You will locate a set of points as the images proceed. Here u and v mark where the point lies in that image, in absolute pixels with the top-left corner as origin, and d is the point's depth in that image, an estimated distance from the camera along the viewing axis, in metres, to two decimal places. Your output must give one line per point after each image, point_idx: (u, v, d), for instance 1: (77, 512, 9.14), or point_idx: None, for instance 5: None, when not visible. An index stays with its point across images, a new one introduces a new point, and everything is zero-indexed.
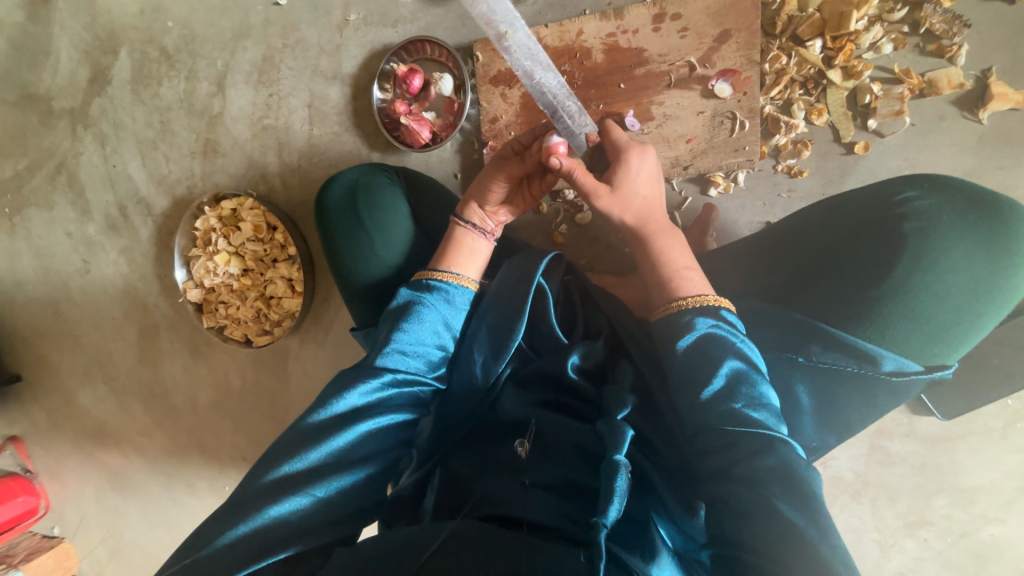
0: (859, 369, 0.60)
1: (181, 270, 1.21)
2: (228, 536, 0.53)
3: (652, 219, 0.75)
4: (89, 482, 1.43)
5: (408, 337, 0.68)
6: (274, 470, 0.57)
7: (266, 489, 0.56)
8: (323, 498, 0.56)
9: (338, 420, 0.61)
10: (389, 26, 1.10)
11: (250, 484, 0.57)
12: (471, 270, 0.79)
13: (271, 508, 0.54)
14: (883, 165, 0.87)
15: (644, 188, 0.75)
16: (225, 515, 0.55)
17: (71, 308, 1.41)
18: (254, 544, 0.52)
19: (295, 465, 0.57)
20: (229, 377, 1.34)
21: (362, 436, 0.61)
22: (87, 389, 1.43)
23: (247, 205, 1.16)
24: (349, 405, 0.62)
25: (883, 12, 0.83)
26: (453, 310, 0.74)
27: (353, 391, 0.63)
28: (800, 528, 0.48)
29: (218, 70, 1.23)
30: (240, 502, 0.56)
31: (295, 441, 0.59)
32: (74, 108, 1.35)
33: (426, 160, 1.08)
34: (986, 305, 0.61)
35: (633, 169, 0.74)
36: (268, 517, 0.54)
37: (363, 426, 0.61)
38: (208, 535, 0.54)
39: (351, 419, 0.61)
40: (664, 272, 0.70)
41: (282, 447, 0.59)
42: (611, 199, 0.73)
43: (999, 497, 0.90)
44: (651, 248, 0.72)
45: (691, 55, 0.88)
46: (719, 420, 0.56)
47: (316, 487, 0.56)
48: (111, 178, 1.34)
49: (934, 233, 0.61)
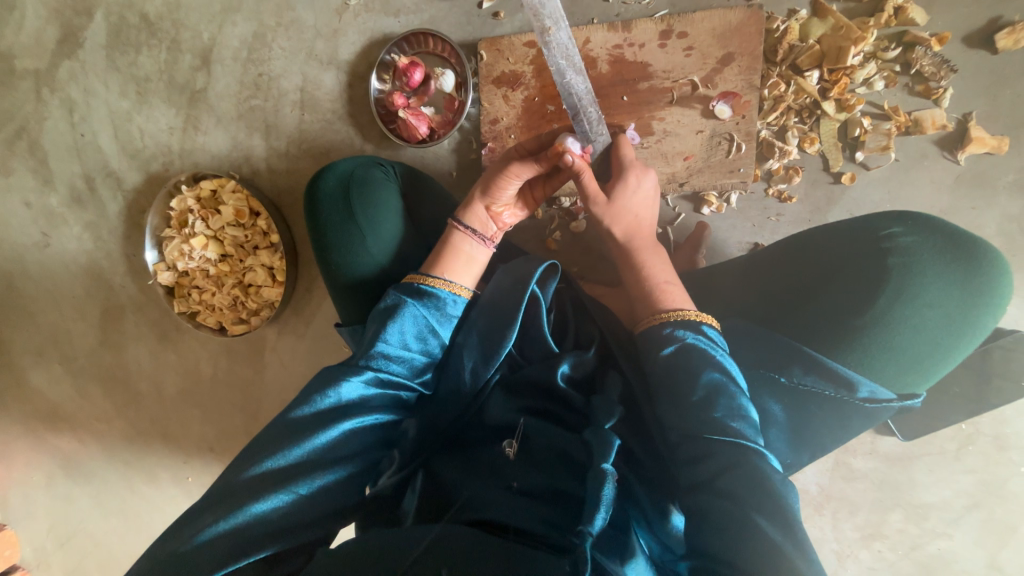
0: (836, 394, 0.62)
1: (153, 251, 1.15)
2: (209, 532, 0.51)
3: (640, 236, 0.78)
4: (38, 468, 1.35)
5: (399, 337, 0.67)
6: (255, 466, 0.55)
7: (245, 486, 0.54)
8: (305, 496, 0.55)
9: (323, 416, 0.59)
10: (390, 15, 1.07)
11: (229, 480, 0.55)
12: (466, 278, 0.76)
13: (251, 505, 0.53)
14: (866, 196, 0.91)
15: (639, 208, 0.79)
16: (205, 509, 0.53)
17: (27, 284, 1.32)
18: (233, 541, 0.51)
19: (277, 461, 0.55)
20: (200, 365, 1.28)
21: (348, 433, 0.60)
22: (40, 370, 1.34)
23: (228, 188, 1.11)
24: (334, 400, 0.61)
25: (878, 50, 0.86)
26: (442, 317, 0.71)
27: (337, 388, 0.61)
28: (778, 544, 0.49)
29: (204, 43, 1.17)
30: (218, 499, 0.53)
31: (277, 436, 0.57)
32: (40, 69, 1.25)
33: (422, 156, 1.05)
34: (957, 338, 0.65)
35: (632, 187, 0.79)
36: (248, 515, 0.52)
37: (348, 423, 0.60)
38: (187, 530, 0.52)
39: (335, 416, 0.60)
40: (647, 285, 0.72)
41: (264, 441, 0.57)
42: (606, 209, 0.77)
43: (948, 513, 0.97)
44: (634, 262, 0.75)
45: (695, 74, 0.89)
46: (703, 428, 0.57)
47: (299, 484, 0.55)
48: (78, 148, 1.26)
49: (916, 269, 0.64)
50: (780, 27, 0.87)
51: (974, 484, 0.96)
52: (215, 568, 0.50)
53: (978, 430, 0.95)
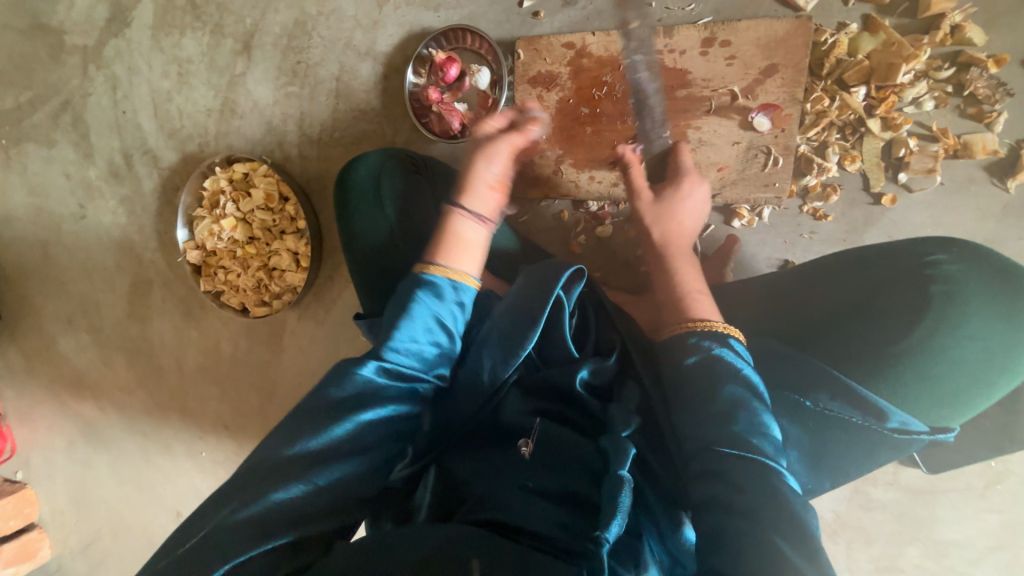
0: (864, 421, 0.61)
1: (184, 230, 1.18)
2: (231, 517, 0.52)
3: (678, 242, 0.78)
4: (61, 432, 1.40)
5: (413, 329, 0.65)
6: (276, 454, 0.55)
7: (267, 474, 0.54)
8: (323, 486, 0.55)
9: (341, 407, 0.58)
10: (430, 10, 1.07)
11: (252, 465, 0.55)
12: (465, 264, 0.74)
13: (272, 493, 0.53)
14: (906, 220, 0.88)
15: (688, 214, 0.81)
16: (231, 492, 0.54)
17: (62, 253, 1.36)
18: (252, 530, 0.51)
19: (296, 450, 0.55)
20: (221, 344, 1.31)
21: (364, 425, 0.58)
22: (69, 337, 1.39)
23: (260, 172, 1.13)
24: (352, 391, 0.59)
25: (930, 69, 0.83)
26: (445, 306, 0.69)
27: (352, 378, 0.59)
28: (794, 565, 0.48)
29: (246, 29, 1.19)
30: (241, 483, 0.54)
31: (297, 426, 0.57)
32: (88, 46, 1.29)
33: (452, 151, 1.06)
34: (997, 373, 0.62)
35: (684, 192, 0.81)
36: (268, 502, 0.53)
37: (364, 415, 0.58)
38: (215, 513, 0.53)
39: (352, 407, 0.58)
40: (677, 292, 0.71)
41: (283, 429, 0.57)
42: (649, 205, 0.81)
43: (968, 552, 0.94)
44: (668, 266, 0.75)
45: (735, 84, 0.87)
46: (715, 440, 0.57)
47: (317, 475, 0.54)
48: (119, 125, 1.29)
49: (958, 299, 0.62)
50: (828, 40, 0.85)
51: (999, 525, 0.92)
52: (235, 554, 0.50)
53: (1009, 470, 0.91)
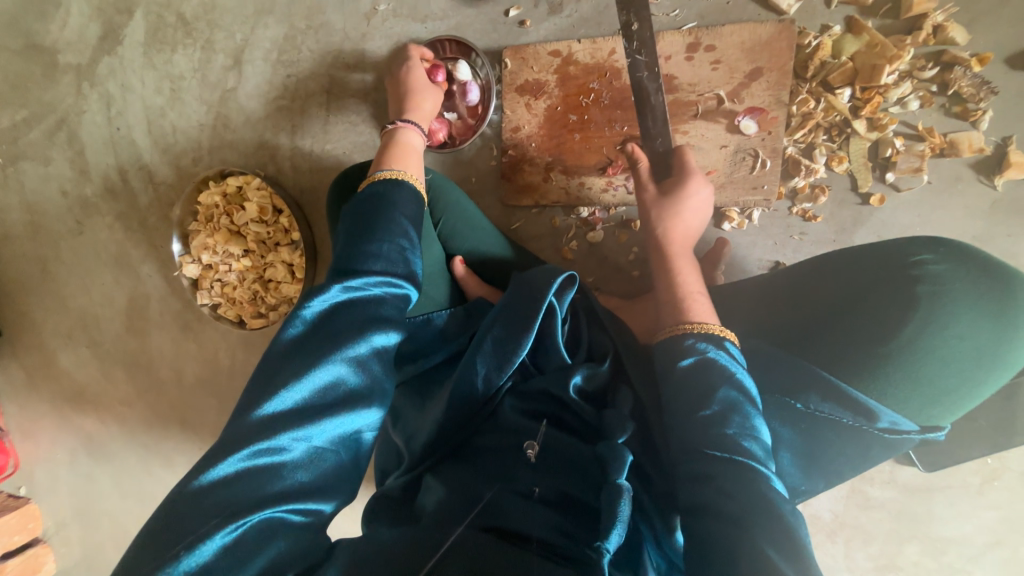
0: (854, 422, 0.61)
1: (179, 244, 1.19)
2: (221, 474, 0.46)
3: (675, 241, 0.77)
4: (62, 446, 1.40)
5: (371, 247, 0.61)
6: (265, 401, 0.49)
7: (255, 424, 0.48)
8: (319, 433, 0.50)
9: (332, 341, 0.52)
10: (418, 21, 1.08)
11: (238, 418, 0.49)
12: (406, 162, 0.78)
13: (254, 447, 0.47)
14: (895, 219, 0.88)
15: (691, 214, 0.78)
16: (205, 464, 0.47)
17: (60, 269, 1.37)
18: (248, 485, 0.46)
19: (287, 393, 0.50)
20: (219, 355, 1.32)
21: (359, 358, 0.53)
22: (68, 352, 1.39)
23: (253, 185, 1.14)
24: (344, 325, 0.54)
25: (914, 68, 0.83)
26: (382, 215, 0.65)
27: (314, 316, 0.54)
28: (783, 573, 0.47)
29: (236, 44, 1.20)
30: (228, 439, 0.48)
31: (285, 367, 0.51)
32: (81, 64, 1.30)
33: (442, 161, 1.06)
34: (987, 371, 0.63)
35: (690, 190, 0.78)
36: (261, 453, 0.47)
37: (357, 345, 0.53)
38: (185, 496, 0.45)
39: (325, 346, 0.52)
40: (677, 293, 0.71)
41: (270, 371, 0.51)
42: (653, 200, 0.80)
43: (967, 549, 0.93)
44: (670, 267, 0.75)
45: (721, 89, 0.88)
46: (707, 443, 0.57)
47: (311, 417, 0.49)
48: (113, 141, 1.31)
49: (945, 298, 0.62)
50: (812, 42, 0.85)
51: (997, 521, 0.92)
52: (231, 511, 0.45)
53: (1005, 466, 0.91)
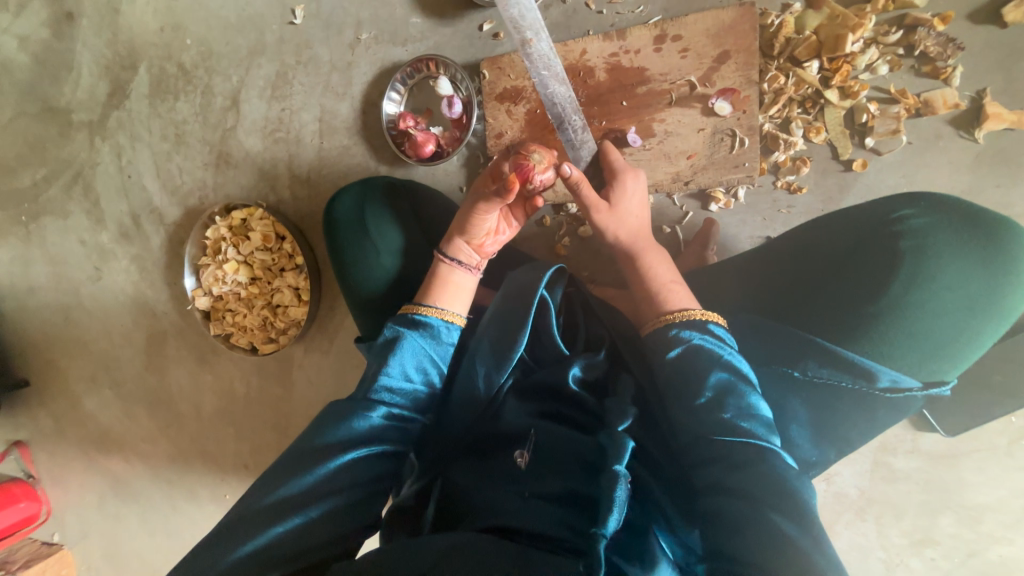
0: (855, 385, 0.60)
1: (191, 278, 1.24)
2: (232, 556, 0.53)
3: (641, 238, 0.78)
4: (91, 488, 1.44)
5: (400, 376, 0.68)
6: (272, 491, 0.57)
7: (262, 512, 0.56)
8: (318, 519, 0.56)
9: (335, 446, 0.60)
10: (398, 45, 1.14)
11: (249, 505, 0.57)
12: (456, 305, 0.77)
13: (272, 528, 0.54)
14: (880, 182, 0.89)
15: (635, 211, 0.79)
16: (224, 536, 0.54)
17: (82, 315, 1.43)
18: (254, 562, 0.53)
19: (292, 486, 0.57)
20: (235, 385, 1.35)
21: (359, 460, 0.60)
22: (93, 395, 1.44)
23: (257, 215, 1.19)
24: (346, 430, 0.61)
25: (878, 35, 0.85)
26: (439, 347, 0.73)
27: (348, 421, 0.62)
28: (793, 539, 0.48)
29: (233, 85, 1.27)
30: (238, 522, 0.55)
31: (295, 462, 0.59)
32: (93, 120, 1.39)
33: (432, 173, 1.10)
34: (983, 321, 0.62)
35: (628, 190, 0.78)
36: (266, 538, 0.54)
37: (357, 451, 0.61)
38: (205, 560, 0.53)
39: (343, 446, 0.60)
40: (652, 286, 0.72)
41: (283, 467, 0.59)
42: (609, 215, 0.77)
43: (1005, 516, 0.89)
44: (640, 265, 0.76)
45: (692, 75, 0.91)
46: (712, 429, 0.56)
47: (312, 507, 0.56)
48: (125, 188, 1.38)
49: (929, 251, 0.62)
50: (774, 21, 0.88)
51: None
52: None
53: None
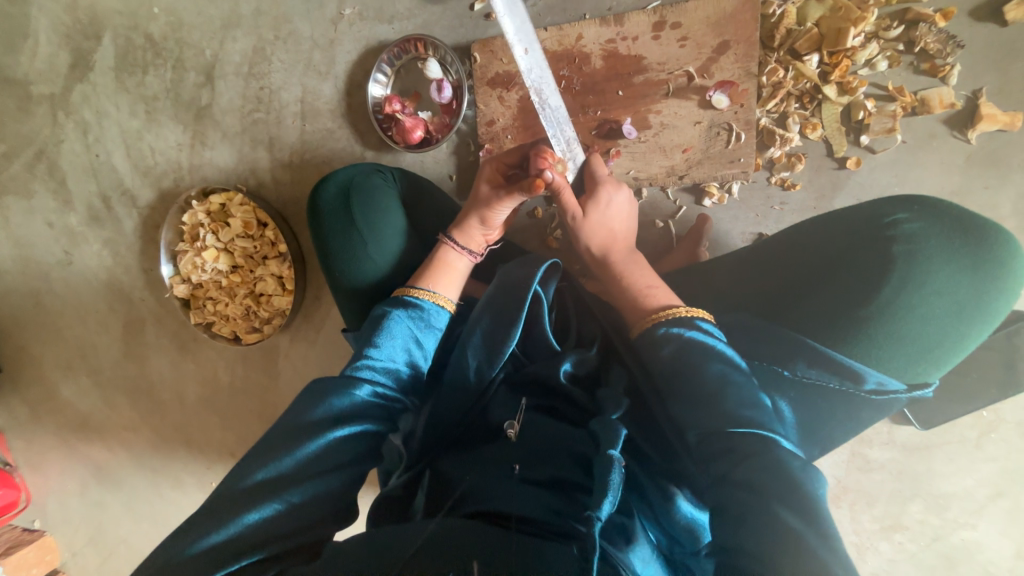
0: (842, 386, 0.61)
1: (168, 265, 1.18)
2: (204, 542, 0.49)
3: (619, 247, 0.79)
4: (72, 476, 1.41)
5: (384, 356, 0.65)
6: (248, 476, 0.54)
7: (238, 497, 0.52)
8: (298, 504, 0.53)
9: (317, 426, 0.57)
10: (384, 22, 1.08)
11: (225, 489, 0.53)
12: (449, 290, 0.77)
13: (245, 514, 0.51)
14: (872, 181, 0.89)
15: (614, 219, 0.81)
16: (198, 522, 0.51)
17: (53, 300, 1.37)
18: (228, 549, 0.49)
19: (269, 470, 0.54)
20: (218, 373, 1.32)
21: (340, 442, 0.57)
22: (69, 383, 1.40)
23: (236, 201, 1.14)
24: (327, 410, 0.58)
25: (879, 29, 0.83)
26: (426, 328, 0.71)
27: (328, 400, 0.58)
28: (796, 532, 0.46)
29: (207, 60, 1.20)
30: (213, 509, 0.52)
31: (274, 445, 0.56)
32: (54, 93, 1.30)
33: (421, 160, 1.06)
34: (967, 325, 0.63)
35: (604, 200, 0.81)
36: (241, 524, 0.50)
37: (341, 431, 0.57)
38: (178, 548, 0.50)
39: (324, 426, 0.57)
40: (632, 291, 0.72)
41: (261, 450, 0.56)
42: (585, 222, 0.79)
43: (970, 503, 0.94)
44: (616, 270, 0.76)
45: (690, 65, 0.88)
46: (727, 424, 0.54)
47: (291, 491, 0.53)
48: (94, 168, 1.30)
49: (921, 255, 0.62)
50: (776, 11, 0.85)
51: (997, 473, 0.93)
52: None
53: (1000, 417, 0.92)
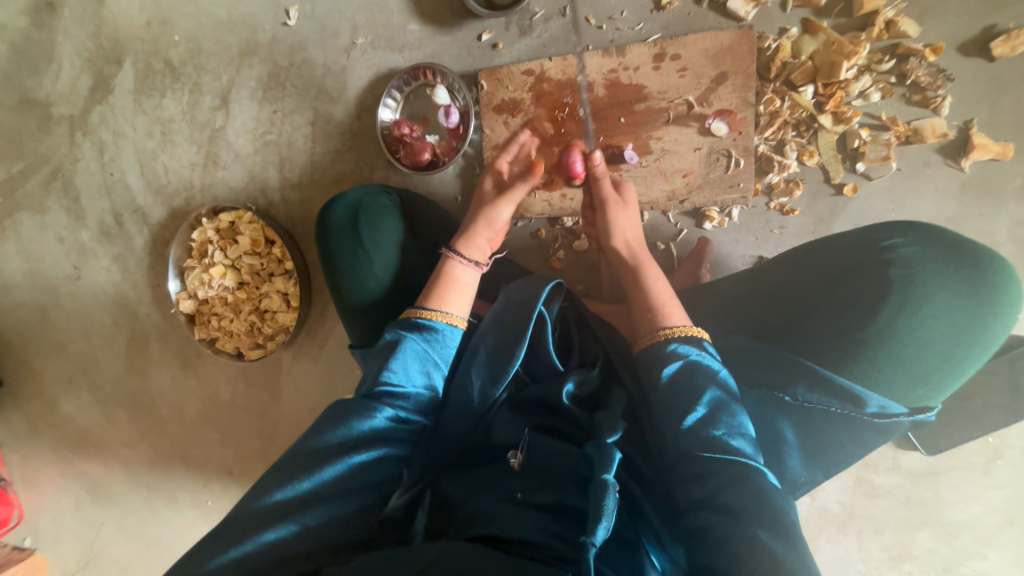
0: (844, 409, 0.61)
1: (176, 281, 1.20)
2: (221, 559, 0.50)
3: (640, 249, 0.79)
4: (67, 493, 1.39)
5: (403, 379, 0.66)
6: (265, 496, 0.54)
7: (256, 516, 0.53)
8: (314, 527, 0.54)
9: (334, 450, 0.58)
10: (395, 51, 1.12)
11: (241, 508, 0.54)
12: (458, 305, 0.75)
13: (263, 534, 0.52)
14: (869, 207, 0.90)
15: (639, 217, 0.84)
16: (218, 537, 0.52)
17: (59, 315, 1.39)
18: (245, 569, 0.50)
19: (286, 492, 0.55)
20: (220, 390, 1.32)
21: (359, 467, 0.58)
22: (71, 397, 1.40)
23: (246, 219, 1.17)
24: (345, 433, 0.59)
25: (872, 63, 0.87)
26: (443, 351, 0.71)
27: (349, 422, 0.60)
28: (777, 556, 0.48)
29: (223, 85, 1.24)
30: (230, 527, 0.53)
31: (290, 466, 0.57)
32: (74, 114, 1.34)
33: (428, 182, 1.09)
34: (967, 349, 0.63)
35: (632, 197, 0.85)
36: (258, 544, 0.51)
37: (359, 456, 0.58)
38: (194, 563, 0.50)
39: (344, 449, 0.58)
40: (647, 304, 0.71)
41: (277, 469, 0.57)
42: (623, 210, 0.81)
43: (979, 531, 0.92)
44: (639, 276, 0.75)
45: (690, 94, 0.91)
46: (697, 446, 0.57)
47: (308, 514, 0.54)
48: (108, 186, 1.34)
49: (919, 279, 0.63)
50: (771, 45, 0.89)
51: (1006, 500, 0.92)
52: None
53: (1006, 443, 0.91)
